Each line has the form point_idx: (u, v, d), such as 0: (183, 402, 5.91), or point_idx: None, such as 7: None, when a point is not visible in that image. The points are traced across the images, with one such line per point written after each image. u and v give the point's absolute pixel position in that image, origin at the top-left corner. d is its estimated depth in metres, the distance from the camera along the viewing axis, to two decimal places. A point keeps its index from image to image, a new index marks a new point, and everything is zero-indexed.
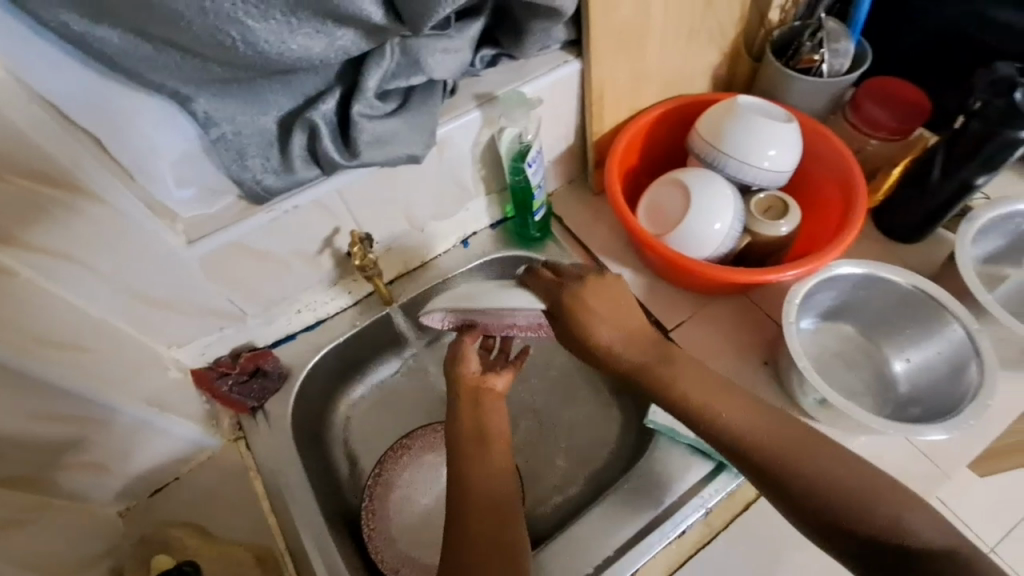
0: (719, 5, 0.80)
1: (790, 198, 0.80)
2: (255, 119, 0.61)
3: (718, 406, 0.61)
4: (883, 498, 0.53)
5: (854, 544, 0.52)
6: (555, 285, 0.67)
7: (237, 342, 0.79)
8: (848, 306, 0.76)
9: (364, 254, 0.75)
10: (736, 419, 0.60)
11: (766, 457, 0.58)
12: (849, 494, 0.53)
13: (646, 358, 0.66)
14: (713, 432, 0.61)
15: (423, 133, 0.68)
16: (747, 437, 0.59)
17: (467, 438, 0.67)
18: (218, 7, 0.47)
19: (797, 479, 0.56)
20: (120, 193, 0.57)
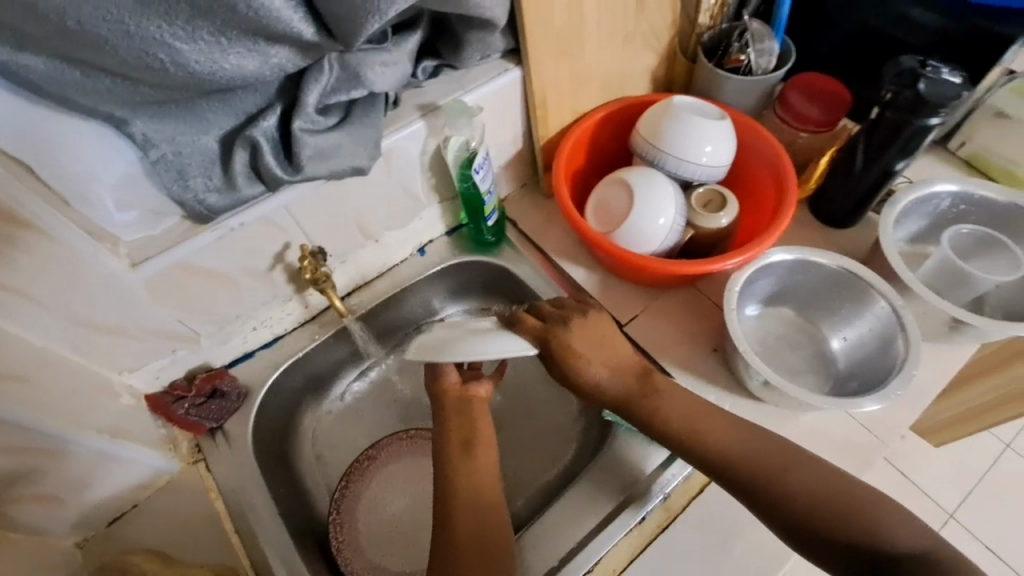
0: (649, 11, 0.84)
1: (727, 190, 0.84)
2: (195, 139, 0.61)
3: (701, 426, 0.66)
4: (858, 505, 0.57)
5: (834, 549, 0.55)
6: (540, 329, 0.69)
7: (192, 364, 0.78)
8: (786, 291, 0.80)
9: (316, 267, 0.76)
10: (717, 437, 0.65)
11: (747, 470, 0.62)
12: (826, 502, 0.57)
13: (631, 389, 0.70)
14: (697, 449, 0.65)
15: (367, 145, 0.68)
16: (729, 453, 0.63)
17: (455, 447, 0.70)
18: (143, 31, 0.47)
19: (777, 491, 0.60)
20: (55, 220, 0.56)
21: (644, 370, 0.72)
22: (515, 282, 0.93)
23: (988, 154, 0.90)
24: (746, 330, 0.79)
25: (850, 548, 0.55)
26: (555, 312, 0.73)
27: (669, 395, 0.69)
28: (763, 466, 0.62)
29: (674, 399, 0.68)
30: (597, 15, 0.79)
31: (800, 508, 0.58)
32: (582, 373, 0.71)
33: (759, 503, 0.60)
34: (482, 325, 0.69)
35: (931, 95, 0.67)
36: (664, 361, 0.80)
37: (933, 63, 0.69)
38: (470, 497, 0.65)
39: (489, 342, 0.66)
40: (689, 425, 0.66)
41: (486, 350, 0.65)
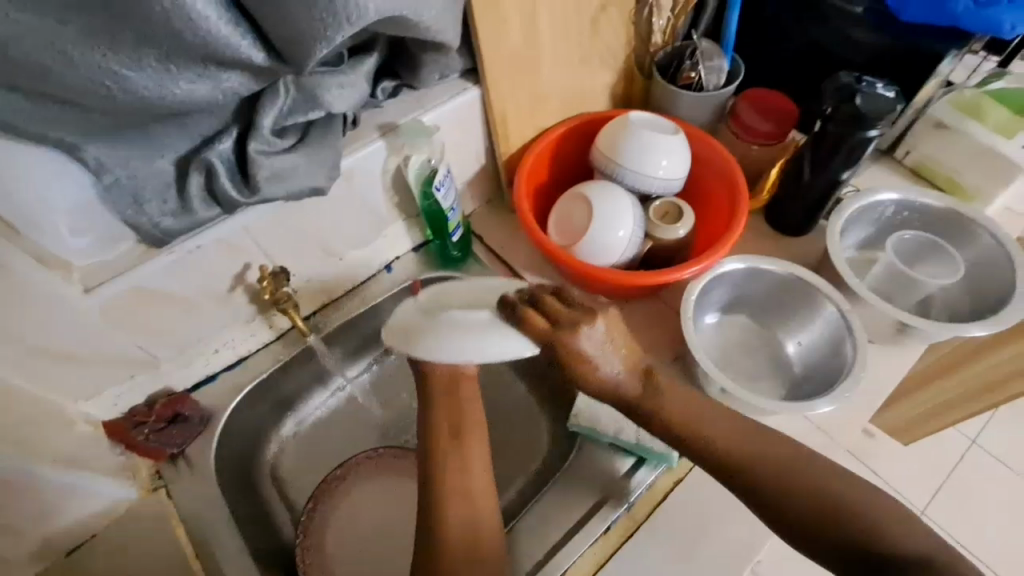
0: (603, 31, 0.87)
1: (683, 202, 0.86)
2: (150, 163, 0.61)
3: (705, 426, 0.64)
4: (861, 510, 0.57)
5: (834, 551, 0.57)
6: (549, 334, 0.60)
7: (152, 389, 0.77)
8: (743, 298, 0.82)
9: (276, 288, 0.76)
10: (724, 438, 0.63)
11: (753, 474, 0.61)
12: (829, 505, 0.58)
13: (639, 390, 0.66)
14: (699, 450, 0.64)
15: (325, 166, 0.69)
16: (735, 455, 0.62)
17: (443, 434, 0.71)
18: (88, 59, 0.48)
19: (782, 492, 0.59)
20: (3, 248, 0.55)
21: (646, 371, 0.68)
22: None
23: (932, 162, 0.94)
24: (706, 339, 0.81)
25: (851, 552, 0.56)
26: (563, 303, 0.64)
27: (674, 395, 0.66)
28: (768, 466, 0.61)
29: (678, 399, 0.65)
30: (552, 35, 0.82)
31: (804, 513, 0.58)
32: (588, 375, 0.65)
33: (765, 507, 0.60)
34: (478, 318, 0.59)
35: (868, 110, 0.71)
36: None
37: (868, 79, 0.73)
38: (460, 507, 0.69)
39: (476, 343, 0.57)
40: (696, 426, 0.64)
41: (469, 354, 0.58)
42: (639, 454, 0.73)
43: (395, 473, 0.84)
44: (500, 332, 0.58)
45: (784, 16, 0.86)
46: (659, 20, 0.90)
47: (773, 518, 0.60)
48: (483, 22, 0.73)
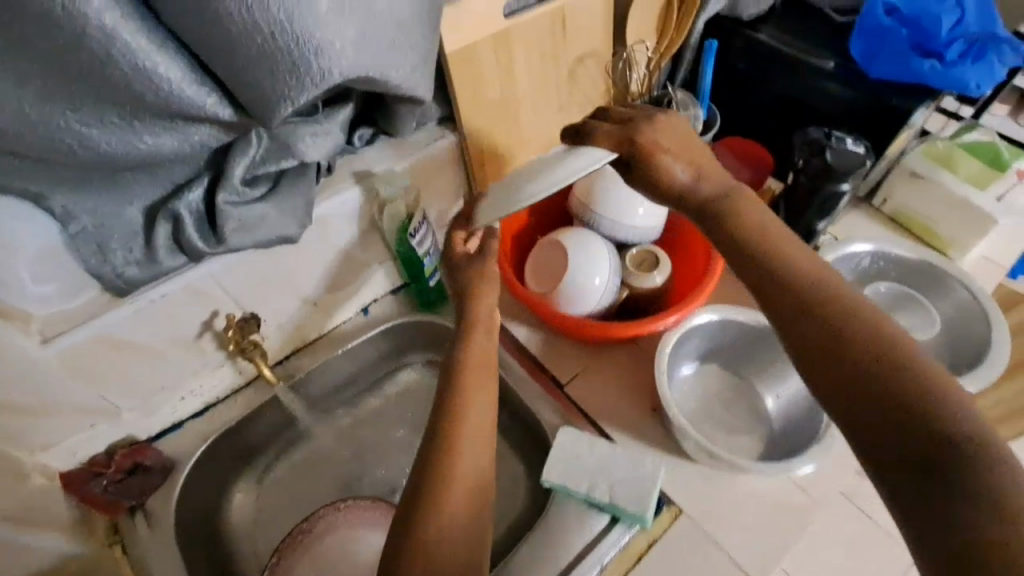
0: (580, 81, 0.89)
1: (660, 249, 0.86)
2: (119, 211, 0.61)
3: (783, 250, 0.54)
4: (957, 432, 0.41)
5: (884, 441, 0.43)
6: (621, 135, 0.60)
7: (115, 437, 0.75)
8: (720, 349, 0.82)
9: (242, 337, 0.75)
10: (828, 290, 0.50)
11: (842, 329, 0.48)
12: (914, 394, 0.43)
13: (714, 193, 0.59)
14: (759, 261, 0.54)
15: (296, 214, 0.69)
16: (830, 308, 0.49)
17: (472, 358, 0.65)
18: (49, 119, 0.48)
19: (842, 337, 0.47)
20: None
21: (733, 185, 0.60)
22: None
23: (910, 211, 0.93)
24: (683, 390, 0.80)
25: (910, 448, 0.42)
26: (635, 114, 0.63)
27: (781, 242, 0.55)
28: (844, 315, 0.48)
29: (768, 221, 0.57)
30: (529, 85, 0.83)
31: (872, 384, 0.44)
32: (666, 179, 0.60)
33: (821, 364, 0.47)
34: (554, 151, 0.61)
35: (838, 165, 0.73)
36: (602, 422, 0.80)
37: (837, 135, 0.75)
38: (469, 483, 0.58)
39: (558, 171, 0.58)
40: (789, 263, 0.53)
41: (555, 180, 0.57)
42: (613, 513, 0.71)
43: (364, 526, 0.81)
44: (580, 150, 0.59)
45: (757, 69, 0.88)
46: (632, 72, 0.91)
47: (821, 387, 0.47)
48: (458, 73, 0.74)
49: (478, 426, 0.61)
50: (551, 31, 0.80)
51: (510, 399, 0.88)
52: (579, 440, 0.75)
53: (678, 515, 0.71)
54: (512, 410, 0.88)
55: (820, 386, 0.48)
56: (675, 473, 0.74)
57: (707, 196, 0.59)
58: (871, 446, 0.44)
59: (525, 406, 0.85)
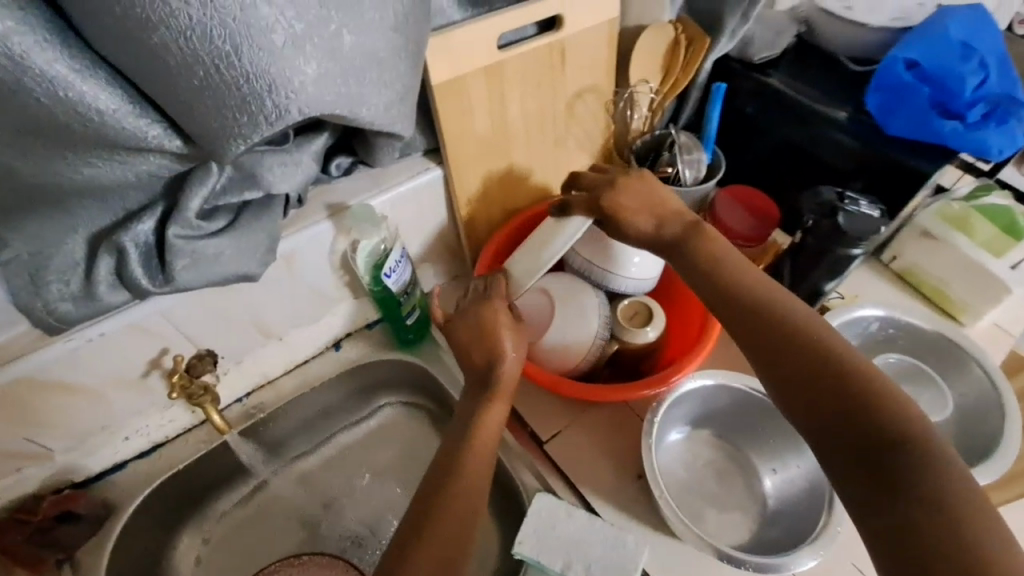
0: (578, 117, 0.83)
1: (654, 303, 0.80)
2: (58, 242, 0.55)
3: (773, 300, 0.59)
4: (914, 445, 0.48)
5: (859, 458, 0.50)
6: (590, 200, 0.71)
7: (47, 480, 0.68)
8: (714, 415, 0.76)
9: (188, 382, 0.68)
10: (796, 319, 0.57)
11: (813, 358, 0.54)
12: (878, 413, 0.50)
13: (681, 234, 0.67)
14: (751, 308, 0.60)
15: (257, 251, 0.63)
16: (796, 337, 0.56)
17: (470, 387, 0.67)
18: None
19: (826, 387, 0.53)
20: None
21: (693, 222, 0.67)
22: (436, 385, 0.86)
23: (921, 271, 0.88)
24: (670, 458, 0.74)
25: (892, 489, 0.47)
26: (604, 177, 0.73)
27: (751, 273, 0.62)
28: (827, 365, 0.54)
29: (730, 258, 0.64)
30: (523, 119, 0.78)
31: (845, 429, 0.51)
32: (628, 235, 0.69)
33: (797, 394, 0.54)
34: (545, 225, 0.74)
35: (851, 228, 0.68)
36: (581, 485, 0.74)
37: (851, 196, 0.71)
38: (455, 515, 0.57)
39: (554, 245, 0.72)
40: (782, 314, 0.58)
41: (544, 261, 0.72)
42: None
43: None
44: (564, 224, 0.72)
45: (763, 115, 0.84)
46: (630, 112, 0.87)
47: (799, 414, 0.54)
48: (444, 105, 0.69)
49: (471, 479, 0.59)
50: (546, 65, 0.75)
51: None
52: (554, 511, 0.69)
53: None
54: None
55: (797, 412, 0.55)
56: (659, 551, 0.68)
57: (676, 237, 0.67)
58: (846, 484, 0.50)
59: (502, 462, 0.79)
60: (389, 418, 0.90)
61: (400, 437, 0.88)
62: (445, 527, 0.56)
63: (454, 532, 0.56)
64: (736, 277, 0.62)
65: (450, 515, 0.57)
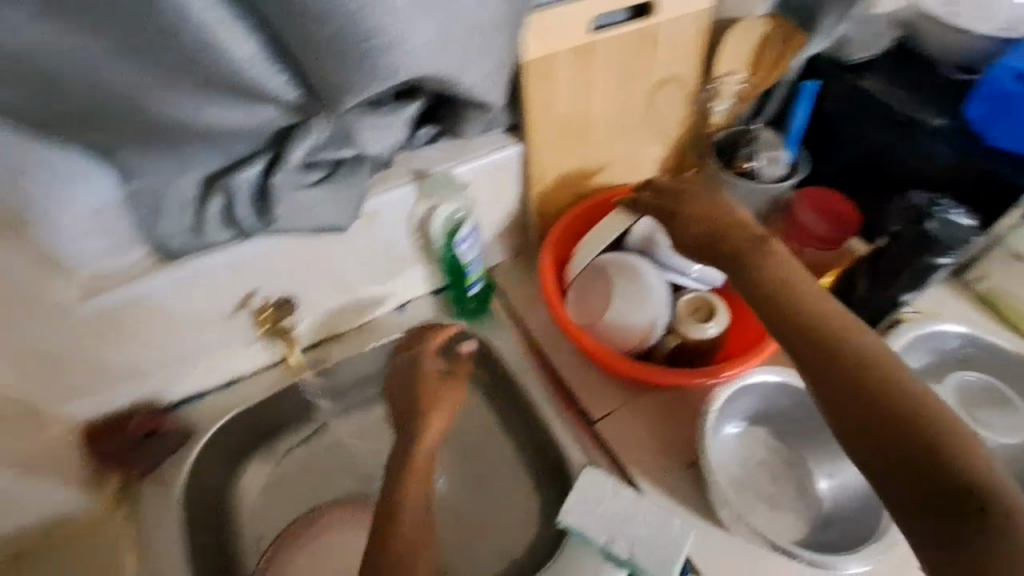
0: (658, 106, 0.83)
1: (717, 299, 0.79)
2: (174, 179, 0.61)
3: (820, 314, 0.59)
4: (960, 455, 0.48)
5: (897, 472, 0.49)
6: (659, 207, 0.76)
7: (139, 398, 0.74)
8: (773, 414, 0.75)
9: (275, 319, 0.76)
10: (847, 331, 0.57)
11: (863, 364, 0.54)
12: (927, 424, 0.50)
13: (749, 242, 0.67)
14: (798, 321, 0.59)
15: (348, 205, 0.68)
16: (843, 347, 0.56)
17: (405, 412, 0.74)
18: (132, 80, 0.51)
19: (871, 405, 0.52)
20: None
21: (762, 237, 0.67)
22: (493, 356, 0.89)
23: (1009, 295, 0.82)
24: (724, 453, 0.73)
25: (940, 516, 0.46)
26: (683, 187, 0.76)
27: (807, 282, 0.62)
28: (872, 384, 0.53)
29: (771, 270, 0.63)
30: (605, 105, 0.79)
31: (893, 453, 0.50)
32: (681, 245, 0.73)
33: (840, 410, 0.54)
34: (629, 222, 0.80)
35: (942, 237, 0.68)
36: (629, 467, 0.75)
37: (942, 203, 0.70)
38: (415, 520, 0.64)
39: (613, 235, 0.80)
40: (825, 330, 0.57)
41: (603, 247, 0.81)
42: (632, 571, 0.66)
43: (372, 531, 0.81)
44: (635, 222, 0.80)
45: (851, 117, 0.82)
46: (716, 103, 0.87)
47: (841, 421, 0.53)
48: (532, 83, 0.71)
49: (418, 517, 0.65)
50: (635, 52, 0.76)
51: (536, 425, 0.84)
52: (601, 486, 0.71)
53: None
54: (537, 437, 0.85)
55: (841, 428, 0.54)
56: (703, 540, 0.69)
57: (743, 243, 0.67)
58: (894, 506, 0.49)
59: (551, 436, 0.81)
60: None
61: (453, 403, 0.93)
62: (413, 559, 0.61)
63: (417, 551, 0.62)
64: (785, 290, 0.62)
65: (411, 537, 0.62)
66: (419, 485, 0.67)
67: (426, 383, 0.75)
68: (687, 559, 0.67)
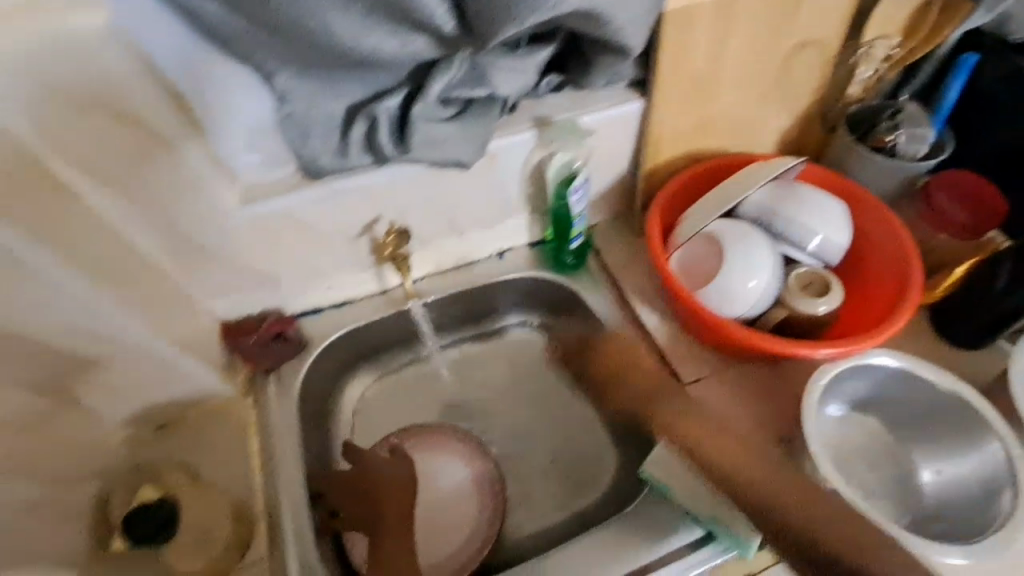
0: (794, 70, 0.79)
1: (833, 276, 0.76)
2: (325, 104, 0.65)
3: (738, 466, 0.69)
4: (843, 526, 0.62)
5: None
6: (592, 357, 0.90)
7: (267, 304, 0.82)
8: (882, 402, 0.73)
9: (397, 246, 0.81)
10: (739, 475, 0.68)
11: (742, 493, 0.67)
12: (811, 494, 0.64)
13: (671, 420, 0.77)
14: (742, 489, 0.67)
15: (475, 143, 0.71)
16: (734, 474, 0.68)
17: (373, 490, 0.71)
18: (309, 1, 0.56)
19: (793, 524, 0.64)
20: (190, 144, 0.61)
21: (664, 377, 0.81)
22: (584, 311, 0.91)
23: None
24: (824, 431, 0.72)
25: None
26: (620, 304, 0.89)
27: (671, 399, 0.79)
28: (802, 524, 0.64)
29: (680, 421, 0.76)
30: (737, 65, 0.76)
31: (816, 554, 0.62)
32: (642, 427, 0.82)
33: (785, 542, 0.64)
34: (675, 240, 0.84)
35: None
36: (716, 432, 0.76)
37: None
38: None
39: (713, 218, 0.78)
40: (761, 491, 0.67)
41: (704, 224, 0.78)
42: (710, 530, 0.68)
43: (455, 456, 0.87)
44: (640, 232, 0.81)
45: (1010, 99, 0.76)
46: (866, 68, 0.81)
47: (778, 542, 0.64)
48: (671, 35, 0.70)
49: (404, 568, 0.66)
50: (780, 8, 0.72)
51: (620, 382, 0.86)
52: (687, 446, 0.72)
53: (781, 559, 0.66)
54: (620, 395, 0.86)
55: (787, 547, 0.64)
56: None
57: (675, 427, 0.76)
58: None
59: (636, 394, 0.83)
60: (530, 333, 0.97)
61: (537, 353, 0.96)
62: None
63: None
64: (715, 458, 0.70)
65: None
66: (397, 538, 0.68)
67: (373, 477, 0.71)
68: (772, 530, 0.67)
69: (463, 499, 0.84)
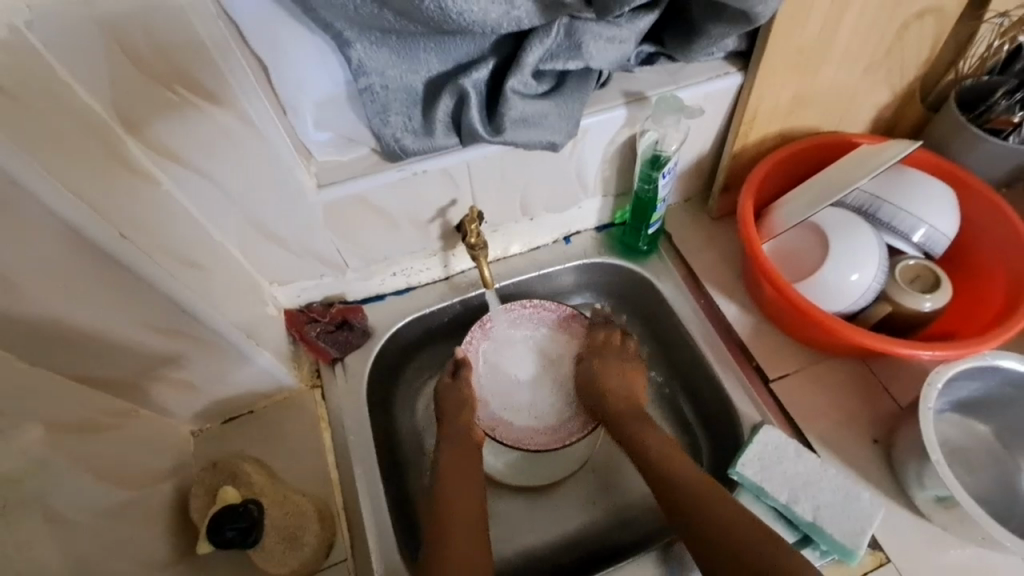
0: (910, 43, 0.71)
1: (941, 270, 0.73)
2: (405, 75, 0.59)
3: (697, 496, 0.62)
4: (721, 512, 0.60)
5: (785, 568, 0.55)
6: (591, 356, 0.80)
7: (332, 291, 0.79)
8: (990, 403, 0.69)
9: (478, 233, 0.74)
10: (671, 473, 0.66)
11: (717, 543, 0.59)
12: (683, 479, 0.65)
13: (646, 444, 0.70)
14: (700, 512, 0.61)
15: (569, 121, 0.65)
16: (699, 498, 0.62)
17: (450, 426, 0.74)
18: None
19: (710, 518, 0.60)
20: (252, 104, 0.54)
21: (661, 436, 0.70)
22: (656, 298, 0.86)
23: None
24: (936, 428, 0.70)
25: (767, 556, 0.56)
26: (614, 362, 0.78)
27: (638, 422, 0.73)
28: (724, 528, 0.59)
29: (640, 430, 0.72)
30: (852, 38, 0.68)
31: (724, 537, 0.58)
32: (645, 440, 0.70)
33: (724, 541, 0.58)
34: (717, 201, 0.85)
35: None
36: (807, 430, 0.72)
37: None
38: (460, 514, 0.65)
39: (833, 173, 0.72)
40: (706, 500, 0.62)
41: (818, 205, 0.71)
42: (808, 533, 0.65)
43: (548, 324, 0.82)
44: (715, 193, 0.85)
45: None
46: (997, 39, 0.74)
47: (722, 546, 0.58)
48: (787, 8, 0.62)
49: (462, 467, 0.69)
50: None
51: (695, 373, 0.82)
52: (782, 446, 0.68)
53: (882, 564, 0.64)
54: (693, 386, 0.83)
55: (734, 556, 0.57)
56: (887, 519, 0.66)
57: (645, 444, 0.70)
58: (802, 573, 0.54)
59: (716, 387, 0.78)
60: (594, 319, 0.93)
61: None
62: (467, 499, 0.66)
63: (467, 508, 0.65)
64: (687, 492, 0.63)
65: (457, 493, 0.66)
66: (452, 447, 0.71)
67: (449, 398, 0.75)
68: (873, 536, 0.65)
69: (521, 494, 0.81)
